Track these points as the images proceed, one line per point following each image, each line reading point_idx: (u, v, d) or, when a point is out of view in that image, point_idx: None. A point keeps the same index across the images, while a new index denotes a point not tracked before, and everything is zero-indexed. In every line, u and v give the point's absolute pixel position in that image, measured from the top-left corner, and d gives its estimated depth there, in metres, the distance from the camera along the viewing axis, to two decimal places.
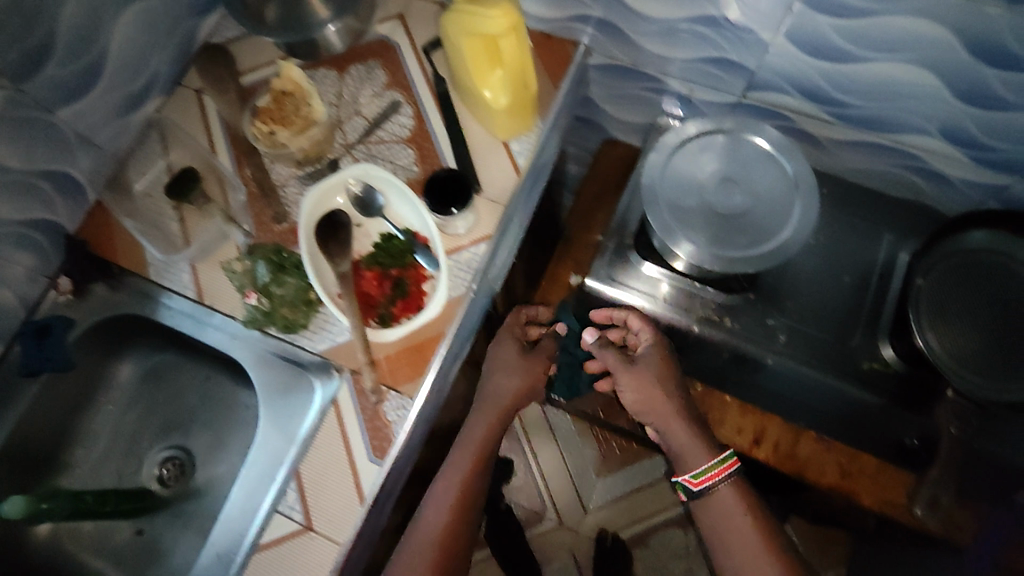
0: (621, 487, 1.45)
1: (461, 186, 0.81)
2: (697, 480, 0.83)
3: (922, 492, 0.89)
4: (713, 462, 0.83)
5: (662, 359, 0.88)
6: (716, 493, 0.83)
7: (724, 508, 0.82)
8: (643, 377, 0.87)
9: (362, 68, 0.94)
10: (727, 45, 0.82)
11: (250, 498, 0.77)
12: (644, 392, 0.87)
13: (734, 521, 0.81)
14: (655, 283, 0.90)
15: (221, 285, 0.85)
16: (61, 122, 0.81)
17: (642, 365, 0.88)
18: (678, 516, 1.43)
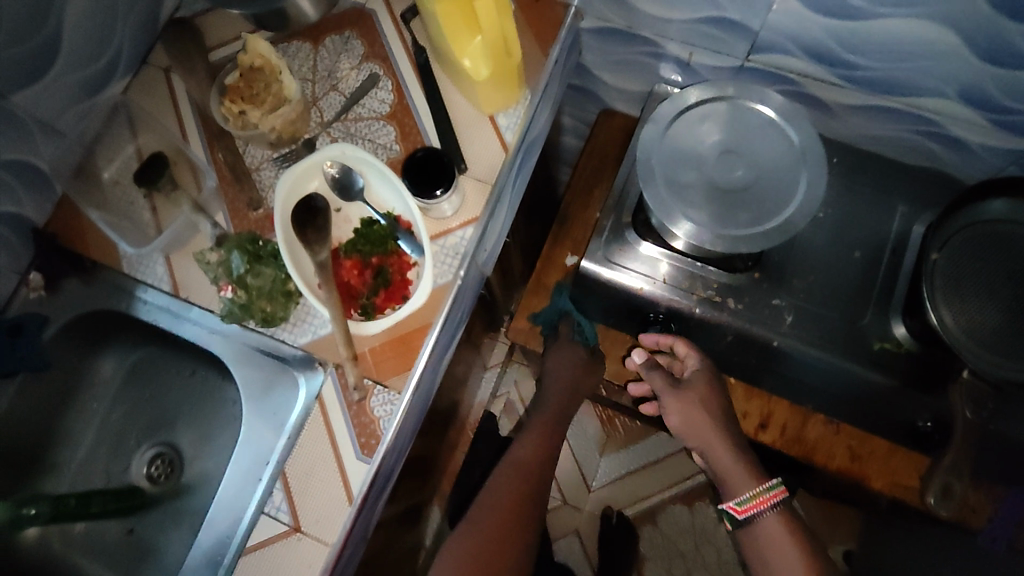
0: (625, 465, 1.43)
1: (443, 166, 0.76)
2: (743, 507, 0.76)
3: (934, 480, 0.84)
4: (760, 488, 0.76)
5: (709, 385, 0.84)
6: (762, 522, 0.76)
7: (768, 536, 0.75)
8: (689, 400, 0.83)
9: (338, 40, 0.88)
10: (728, 3, 0.75)
11: (237, 498, 0.75)
12: (692, 414, 0.82)
13: (762, 534, 0.76)
14: (655, 263, 0.86)
15: (195, 277, 0.80)
16: (17, 109, 0.76)
17: (689, 388, 0.84)
18: (685, 493, 1.42)
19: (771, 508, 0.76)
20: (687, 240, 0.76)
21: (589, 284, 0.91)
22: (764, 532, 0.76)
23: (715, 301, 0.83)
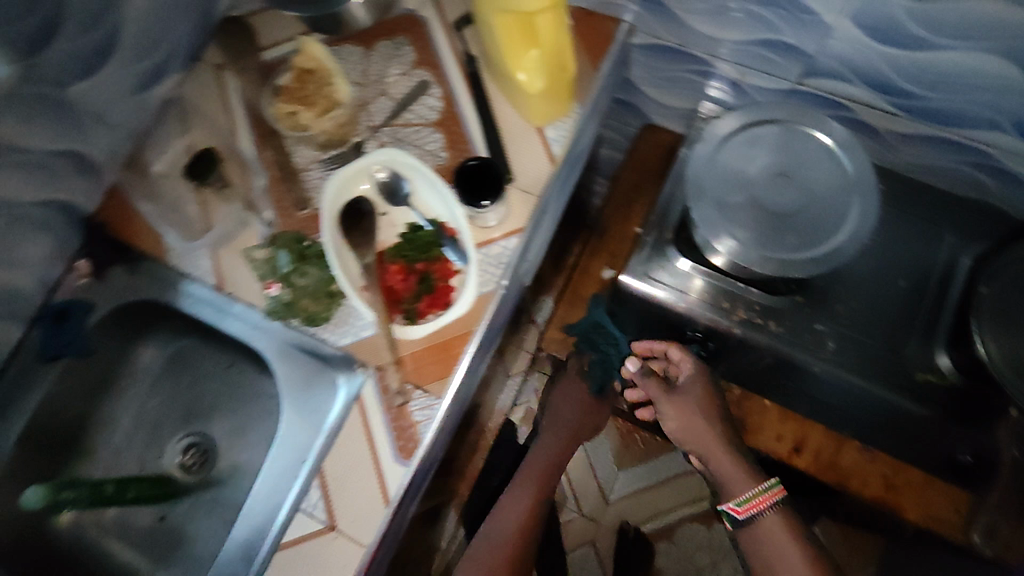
0: (643, 479, 1.43)
1: (492, 176, 0.77)
2: (744, 508, 0.82)
3: (980, 519, 0.86)
4: (759, 489, 0.82)
5: (704, 387, 0.90)
6: (761, 521, 0.82)
7: (771, 538, 0.81)
8: (687, 406, 0.89)
9: (390, 45, 0.89)
10: (785, 26, 0.75)
11: (273, 494, 0.76)
12: (690, 420, 0.88)
13: (761, 533, 0.82)
14: (687, 277, 0.86)
15: (240, 272, 0.81)
16: (75, 99, 0.77)
17: (685, 393, 0.89)
18: (702, 511, 1.41)
19: (769, 507, 0.82)
20: (731, 260, 0.76)
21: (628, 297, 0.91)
22: (764, 533, 0.82)
23: (756, 322, 0.83)
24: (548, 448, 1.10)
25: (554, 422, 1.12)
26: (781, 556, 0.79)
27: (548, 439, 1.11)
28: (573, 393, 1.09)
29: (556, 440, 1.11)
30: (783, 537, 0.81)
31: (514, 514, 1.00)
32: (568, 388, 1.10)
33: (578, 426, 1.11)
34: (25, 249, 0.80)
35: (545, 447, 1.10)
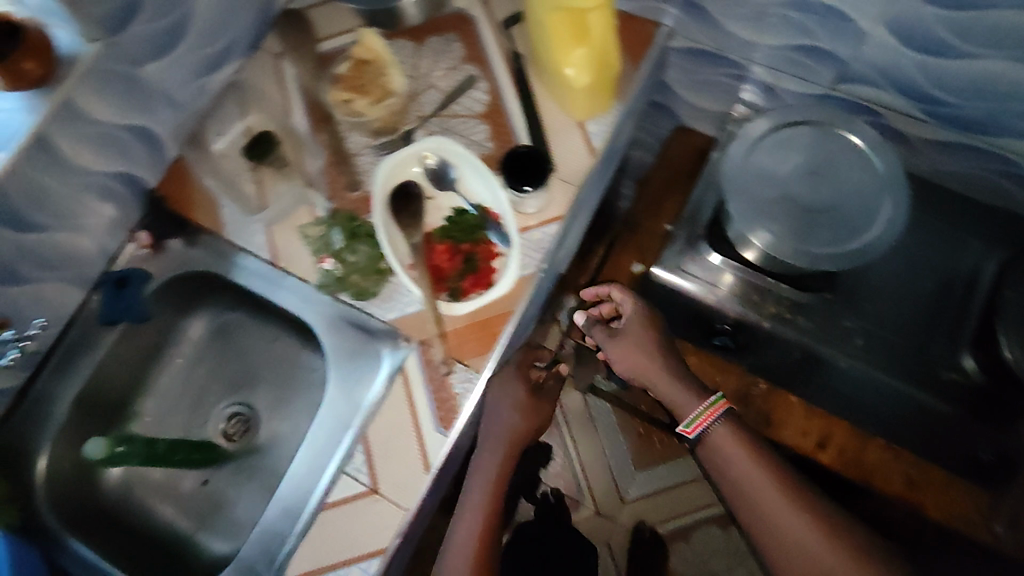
0: (659, 480, 1.45)
1: (538, 164, 0.82)
2: (694, 429, 0.78)
3: (1004, 510, 0.88)
4: (703, 406, 0.79)
5: (643, 316, 0.87)
6: (712, 434, 0.79)
7: (725, 453, 0.77)
8: (631, 340, 0.84)
9: (439, 41, 0.93)
10: (821, 32, 0.79)
11: (318, 458, 0.79)
12: (636, 355, 0.83)
13: (715, 449, 0.78)
14: (717, 272, 0.90)
15: (295, 249, 0.86)
16: (147, 78, 0.82)
17: (629, 331, 0.86)
18: (717, 516, 1.43)
19: (717, 420, 0.79)
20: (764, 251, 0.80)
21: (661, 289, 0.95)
22: (717, 449, 0.78)
23: (785, 317, 0.88)
24: (484, 469, 0.84)
25: (491, 434, 0.85)
26: (739, 471, 0.76)
27: (484, 455, 0.85)
28: (513, 389, 0.85)
29: (495, 453, 0.85)
30: (735, 451, 0.77)
31: (471, 521, 0.81)
32: (505, 382, 0.85)
33: (519, 433, 0.86)
34: (92, 218, 0.84)
35: (481, 466, 0.84)
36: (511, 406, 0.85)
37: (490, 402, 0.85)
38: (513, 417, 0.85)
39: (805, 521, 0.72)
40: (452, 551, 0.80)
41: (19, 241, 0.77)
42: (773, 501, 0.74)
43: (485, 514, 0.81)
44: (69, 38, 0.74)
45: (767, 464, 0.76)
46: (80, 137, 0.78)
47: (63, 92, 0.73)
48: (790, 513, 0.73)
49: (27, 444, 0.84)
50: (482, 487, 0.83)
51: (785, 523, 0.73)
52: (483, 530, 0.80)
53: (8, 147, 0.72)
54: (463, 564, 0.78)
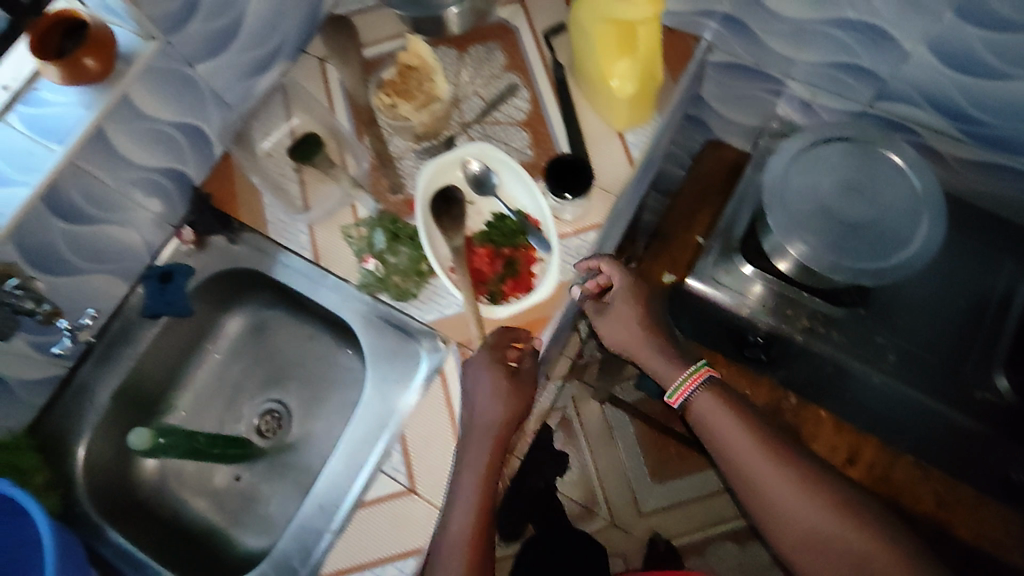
0: (675, 493, 1.45)
1: (580, 173, 0.81)
2: (674, 401, 0.76)
3: None
4: (682, 375, 0.76)
5: (636, 291, 0.80)
6: (696, 402, 0.76)
7: (712, 421, 0.74)
8: (619, 318, 0.80)
9: (481, 50, 0.94)
10: (863, 51, 0.80)
11: (355, 456, 0.81)
12: (625, 334, 0.80)
13: (700, 417, 0.75)
14: (748, 281, 0.91)
15: (338, 248, 0.88)
16: (200, 78, 0.84)
17: (619, 310, 0.80)
18: (734, 531, 1.43)
19: (699, 387, 0.76)
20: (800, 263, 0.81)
21: (693, 301, 0.97)
22: (702, 413, 0.75)
23: (820, 330, 0.89)
24: (470, 472, 0.70)
25: (474, 426, 0.73)
26: (725, 438, 0.73)
27: (468, 451, 0.72)
28: (490, 373, 0.74)
29: (483, 449, 0.72)
30: (721, 418, 0.74)
31: (461, 518, 0.68)
32: (483, 359, 0.75)
33: (505, 432, 0.73)
34: (140, 212, 0.86)
35: (465, 465, 0.71)
36: (494, 396, 0.73)
37: (471, 387, 0.75)
38: (498, 406, 0.73)
39: (794, 487, 0.70)
40: (443, 550, 0.67)
41: (73, 232, 0.79)
42: (760, 469, 0.71)
43: (478, 508, 0.69)
44: (129, 36, 0.76)
45: (753, 428, 0.73)
46: (137, 133, 0.79)
47: (119, 89, 0.74)
48: (777, 478, 0.70)
49: (70, 433, 0.85)
50: (466, 491, 0.70)
51: (774, 490, 0.70)
52: (477, 524, 0.68)
53: (62, 141, 0.73)
54: (459, 559, 0.66)
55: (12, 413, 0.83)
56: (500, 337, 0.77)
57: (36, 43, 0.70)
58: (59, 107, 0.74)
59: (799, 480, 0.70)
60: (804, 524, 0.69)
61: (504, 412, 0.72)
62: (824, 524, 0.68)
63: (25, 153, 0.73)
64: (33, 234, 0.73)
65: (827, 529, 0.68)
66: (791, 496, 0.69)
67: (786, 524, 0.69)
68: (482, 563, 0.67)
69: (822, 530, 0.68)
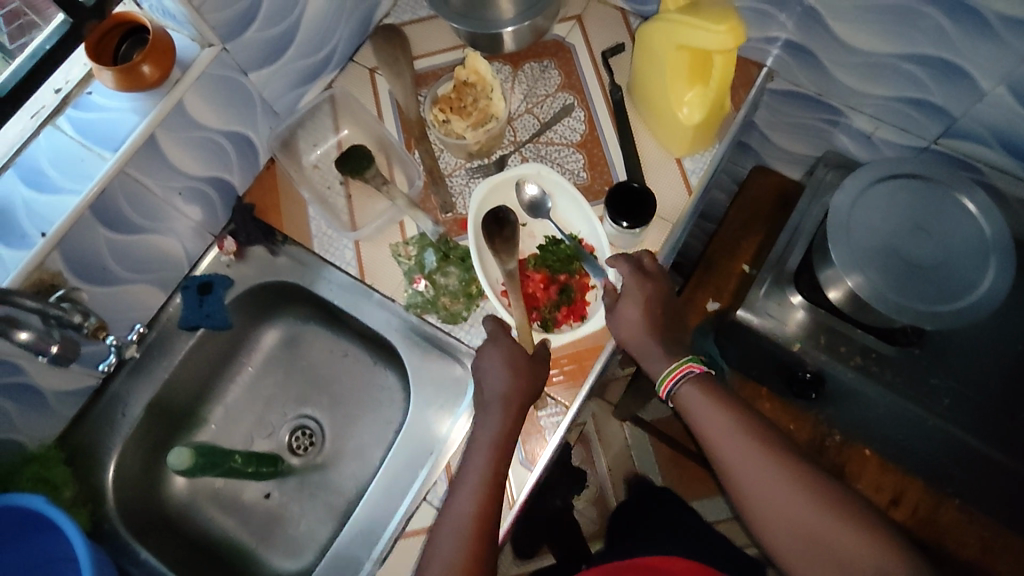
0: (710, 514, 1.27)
1: (642, 202, 0.78)
2: (664, 390, 0.71)
3: None
4: (671, 366, 0.71)
5: (649, 293, 0.75)
6: (684, 396, 0.70)
7: (699, 417, 0.68)
8: (627, 318, 0.74)
9: (536, 67, 0.93)
10: (935, 86, 0.78)
11: (396, 482, 0.80)
12: (632, 334, 0.73)
13: (689, 411, 0.70)
14: (789, 308, 0.90)
15: (385, 266, 0.86)
16: (252, 86, 0.81)
17: (627, 311, 0.74)
18: None
19: (685, 381, 0.70)
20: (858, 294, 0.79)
21: (740, 332, 0.95)
22: (692, 407, 0.69)
23: (873, 370, 0.87)
24: (489, 430, 0.70)
25: (489, 397, 0.72)
26: (715, 434, 0.67)
27: (487, 419, 0.71)
28: (506, 348, 0.75)
29: (504, 415, 0.71)
30: (709, 412, 0.68)
31: (477, 470, 0.69)
32: (496, 339, 0.76)
33: (524, 403, 0.72)
34: (183, 221, 0.84)
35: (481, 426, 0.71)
36: (511, 370, 0.72)
37: (485, 363, 0.75)
38: (514, 380, 0.72)
39: (787, 484, 0.63)
40: (456, 500, 0.68)
41: (116, 241, 0.76)
42: (750, 467, 0.64)
43: (493, 464, 0.69)
44: (186, 42, 0.74)
45: (744, 424, 0.67)
46: (187, 141, 0.77)
47: (175, 96, 0.72)
48: (770, 476, 0.63)
49: (101, 446, 0.83)
50: (485, 446, 0.70)
51: (766, 489, 0.63)
52: (493, 477, 0.68)
53: (116, 148, 0.71)
54: (473, 505, 0.66)
55: (42, 424, 0.80)
56: (501, 322, 0.78)
57: (93, 46, 0.69)
58: (112, 113, 0.72)
59: (792, 476, 0.63)
60: (801, 525, 0.61)
61: (519, 383, 0.72)
62: (823, 526, 0.61)
63: (77, 160, 0.71)
64: (79, 243, 0.71)
65: (826, 531, 0.61)
66: (784, 493, 0.63)
67: (780, 525, 0.62)
68: (494, 516, 0.67)
69: (820, 532, 0.61)
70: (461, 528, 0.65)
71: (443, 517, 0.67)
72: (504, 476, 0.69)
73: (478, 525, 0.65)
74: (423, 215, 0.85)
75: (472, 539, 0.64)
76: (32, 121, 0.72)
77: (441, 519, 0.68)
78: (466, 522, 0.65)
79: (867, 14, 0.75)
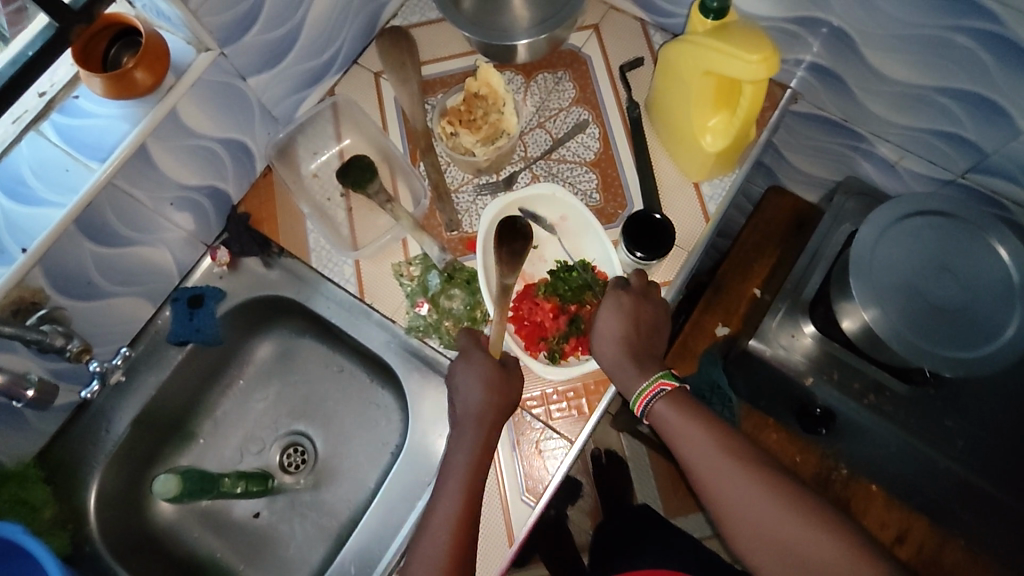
0: (698, 529, 1.20)
1: (660, 234, 0.75)
2: (638, 408, 0.66)
3: None
4: (641, 386, 0.67)
5: (636, 308, 0.71)
6: (660, 412, 0.66)
7: (671, 431, 0.64)
8: (604, 332, 0.71)
9: (550, 78, 0.88)
10: (969, 120, 0.75)
11: (393, 511, 0.77)
12: (614, 352, 0.69)
13: (666, 428, 0.65)
14: (799, 336, 0.87)
15: (385, 286, 0.82)
16: (250, 90, 0.76)
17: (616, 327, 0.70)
18: None
19: (659, 399, 0.66)
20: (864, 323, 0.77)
21: (750, 361, 0.92)
22: (669, 426, 0.64)
23: (886, 408, 0.83)
24: (465, 452, 0.67)
25: (462, 415, 0.69)
26: (687, 448, 0.63)
27: (461, 431, 0.69)
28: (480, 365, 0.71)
29: (479, 435, 0.68)
30: (681, 426, 0.64)
31: (450, 497, 0.65)
32: (472, 351, 0.72)
33: (498, 420, 0.69)
34: (172, 230, 0.79)
35: (462, 449, 0.68)
36: (484, 388, 0.69)
37: (459, 381, 0.71)
38: (488, 398, 0.69)
39: (763, 497, 0.58)
40: (430, 527, 0.64)
41: (101, 253, 0.71)
42: (724, 480, 0.60)
43: (467, 488, 0.65)
44: (180, 45, 0.69)
45: (716, 435, 0.63)
46: (179, 150, 0.72)
47: (168, 103, 0.67)
48: (745, 490, 0.59)
49: (83, 464, 0.79)
50: (459, 469, 0.66)
51: (740, 503, 0.59)
52: (466, 503, 0.65)
53: (104, 159, 0.67)
54: (449, 524, 0.63)
55: (22, 441, 0.77)
56: (478, 336, 0.75)
57: (80, 54, 0.64)
58: (99, 120, 0.68)
59: (767, 490, 0.59)
60: (781, 542, 0.57)
61: (492, 402, 0.69)
62: (802, 543, 0.56)
63: (61, 170, 0.67)
64: (62, 258, 0.67)
65: (806, 549, 0.56)
66: (762, 507, 0.58)
67: (757, 543, 0.58)
68: (469, 539, 0.64)
69: (800, 550, 0.56)
70: (434, 560, 0.62)
71: (417, 543, 0.64)
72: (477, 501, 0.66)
73: (452, 556, 0.62)
74: (428, 239, 0.81)
75: (449, 556, 0.62)
76: (14, 126, 0.68)
77: (415, 546, 0.64)
78: (439, 553, 0.62)
79: (902, 44, 0.71)
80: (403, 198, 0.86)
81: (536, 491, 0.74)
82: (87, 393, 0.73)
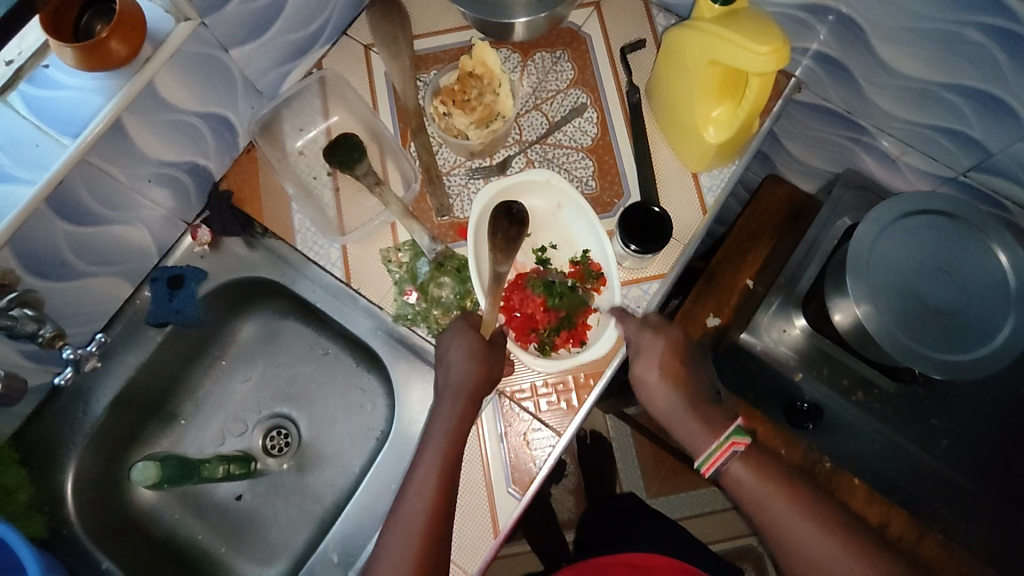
0: (678, 509, 1.22)
1: (655, 227, 0.73)
2: (706, 472, 0.66)
3: None
4: (709, 450, 0.66)
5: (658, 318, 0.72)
6: (730, 474, 0.66)
7: (752, 497, 0.64)
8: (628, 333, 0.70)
9: (547, 58, 0.85)
10: (975, 119, 0.73)
11: (377, 499, 0.77)
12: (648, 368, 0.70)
13: (743, 492, 0.65)
14: (791, 325, 0.86)
15: (373, 272, 0.80)
16: (233, 63, 0.72)
17: (640, 332, 0.71)
18: (752, 553, 1.21)
19: (730, 459, 0.66)
20: (857, 321, 0.76)
21: (740, 355, 0.91)
22: (743, 485, 0.65)
23: (874, 406, 0.84)
24: (443, 422, 0.67)
25: (444, 389, 0.69)
26: (775, 517, 0.63)
27: (442, 413, 0.68)
28: (462, 347, 0.70)
29: (456, 406, 0.68)
30: (762, 493, 0.64)
31: (430, 466, 0.65)
32: (463, 330, 0.71)
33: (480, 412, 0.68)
34: (149, 207, 0.76)
35: (447, 420, 0.67)
36: (467, 355, 0.69)
37: (443, 365, 0.71)
38: (471, 368, 0.68)
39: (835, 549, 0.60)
40: (409, 495, 0.63)
41: (75, 232, 0.68)
42: (801, 539, 0.61)
43: (448, 457, 0.65)
44: (158, 13, 0.65)
45: (799, 498, 0.63)
46: (157, 125, 0.69)
47: (146, 75, 0.63)
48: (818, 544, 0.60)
49: (59, 447, 0.77)
50: (439, 441, 0.66)
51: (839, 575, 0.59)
52: (446, 469, 0.64)
53: (75, 135, 0.63)
54: (423, 509, 0.62)
55: None
56: (471, 318, 0.73)
57: (50, 21, 0.60)
58: (70, 93, 0.64)
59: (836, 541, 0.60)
60: None
61: (473, 377, 0.68)
62: None
63: (30, 145, 0.63)
64: (32, 238, 0.64)
65: None
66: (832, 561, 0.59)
67: None
68: (444, 523, 0.62)
69: None
70: (408, 541, 0.61)
71: (397, 509, 0.64)
72: (457, 475, 0.65)
73: (428, 526, 0.61)
74: (417, 227, 0.79)
75: (422, 539, 0.61)
76: None
77: (392, 519, 0.63)
78: (417, 523, 0.62)
79: (913, 37, 0.69)
80: (392, 179, 0.83)
81: (522, 482, 0.74)
82: (61, 380, 0.71)
